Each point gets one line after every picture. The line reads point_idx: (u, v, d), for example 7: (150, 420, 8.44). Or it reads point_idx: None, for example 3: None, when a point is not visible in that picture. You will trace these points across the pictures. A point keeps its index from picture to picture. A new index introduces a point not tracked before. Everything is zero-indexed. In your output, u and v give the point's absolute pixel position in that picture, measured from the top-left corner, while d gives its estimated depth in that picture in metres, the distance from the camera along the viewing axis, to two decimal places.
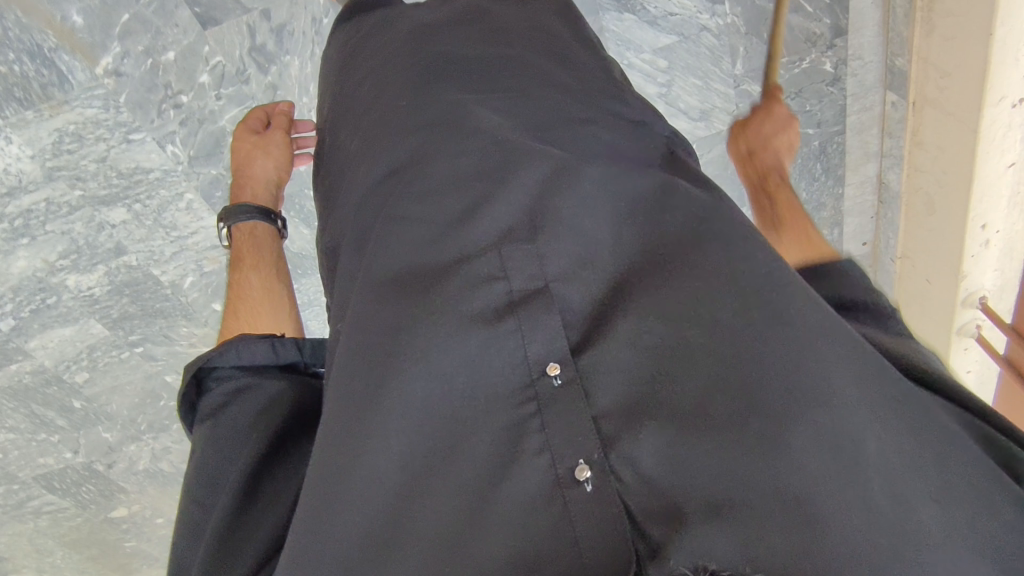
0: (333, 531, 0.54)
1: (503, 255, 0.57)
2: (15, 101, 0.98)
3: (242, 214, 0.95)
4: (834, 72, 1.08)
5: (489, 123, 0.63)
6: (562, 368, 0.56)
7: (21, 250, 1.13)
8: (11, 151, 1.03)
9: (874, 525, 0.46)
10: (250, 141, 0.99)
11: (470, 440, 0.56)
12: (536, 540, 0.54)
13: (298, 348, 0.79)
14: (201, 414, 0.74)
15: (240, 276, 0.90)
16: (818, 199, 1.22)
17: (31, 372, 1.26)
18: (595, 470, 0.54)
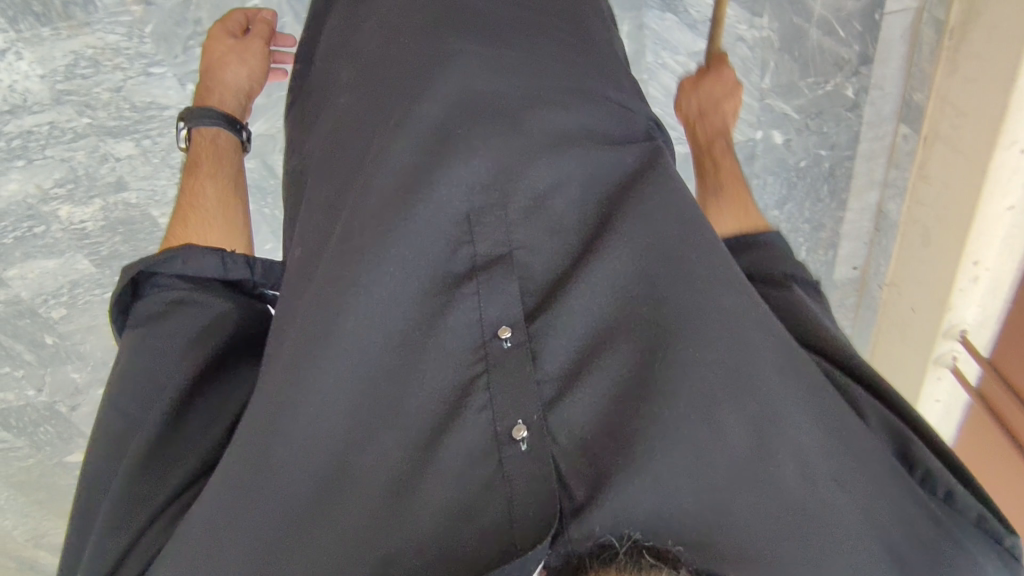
0: (287, 474, 0.62)
1: (472, 220, 0.66)
2: (32, 15, 0.94)
3: (205, 118, 0.89)
4: (854, 98, 1.11)
5: (488, 88, 0.71)
6: (513, 332, 0.63)
7: (15, 172, 1.09)
8: (19, 68, 0.99)
9: (785, 501, 0.57)
10: (227, 45, 0.93)
11: (421, 390, 0.62)
12: (466, 490, 0.59)
13: (250, 268, 0.79)
14: (134, 320, 0.74)
15: (194, 183, 0.85)
16: (818, 220, 1.27)
17: (5, 302, 1.22)
18: (533, 430, 0.59)
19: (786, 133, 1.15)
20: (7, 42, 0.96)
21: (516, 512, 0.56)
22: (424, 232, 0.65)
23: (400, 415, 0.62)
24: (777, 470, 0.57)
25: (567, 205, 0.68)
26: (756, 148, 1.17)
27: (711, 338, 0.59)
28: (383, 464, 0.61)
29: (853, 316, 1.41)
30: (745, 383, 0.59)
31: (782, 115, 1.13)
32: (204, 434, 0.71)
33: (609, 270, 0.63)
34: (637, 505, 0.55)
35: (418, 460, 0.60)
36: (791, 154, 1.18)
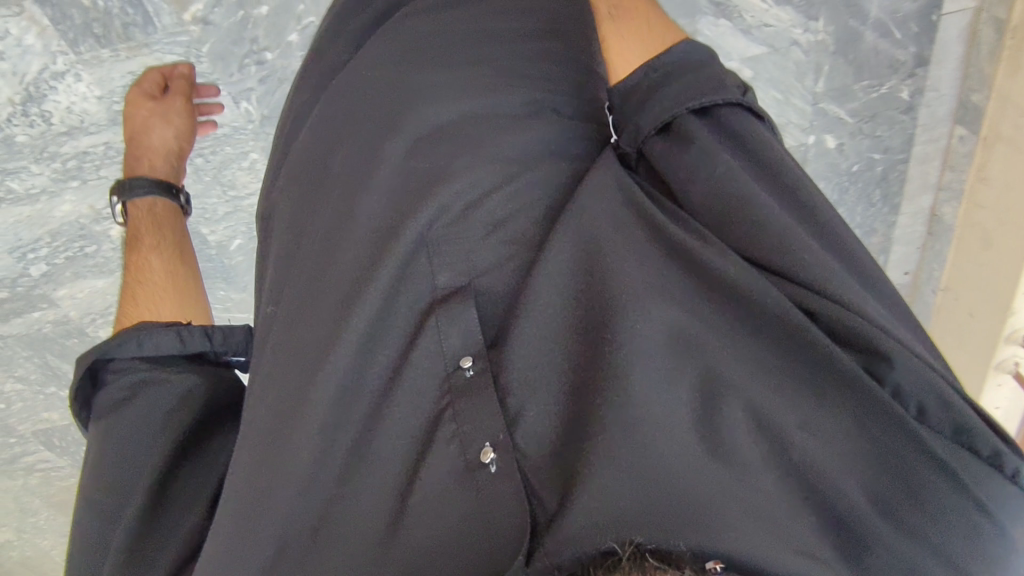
0: (272, 504, 0.63)
1: (428, 244, 0.65)
2: (92, 37, 0.95)
3: (138, 189, 0.95)
4: (909, 100, 1.10)
5: (443, 123, 0.69)
6: (474, 359, 0.63)
7: (69, 193, 1.09)
8: (78, 90, 0.99)
9: (766, 507, 0.54)
10: (146, 108, 0.96)
11: (388, 425, 0.63)
12: (443, 528, 0.60)
13: (207, 338, 0.78)
14: (99, 407, 0.74)
15: (138, 259, 0.90)
16: (869, 225, 1.25)
17: (53, 322, 1.22)
18: (499, 453, 0.60)
19: (840, 137, 1.14)
20: (67, 65, 0.97)
21: (492, 525, 0.58)
22: (389, 275, 0.64)
23: (373, 456, 0.63)
24: (733, 449, 0.55)
25: (526, 228, 0.65)
26: (809, 154, 1.15)
27: (646, 323, 0.57)
28: (365, 500, 0.62)
29: None
30: (676, 371, 0.57)
31: (837, 119, 1.11)
32: (184, 503, 0.72)
33: (554, 285, 0.61)
34: (612, 497, 0.55)
35: (398, 497, 0.61)
36: (844, 159, 1.16)
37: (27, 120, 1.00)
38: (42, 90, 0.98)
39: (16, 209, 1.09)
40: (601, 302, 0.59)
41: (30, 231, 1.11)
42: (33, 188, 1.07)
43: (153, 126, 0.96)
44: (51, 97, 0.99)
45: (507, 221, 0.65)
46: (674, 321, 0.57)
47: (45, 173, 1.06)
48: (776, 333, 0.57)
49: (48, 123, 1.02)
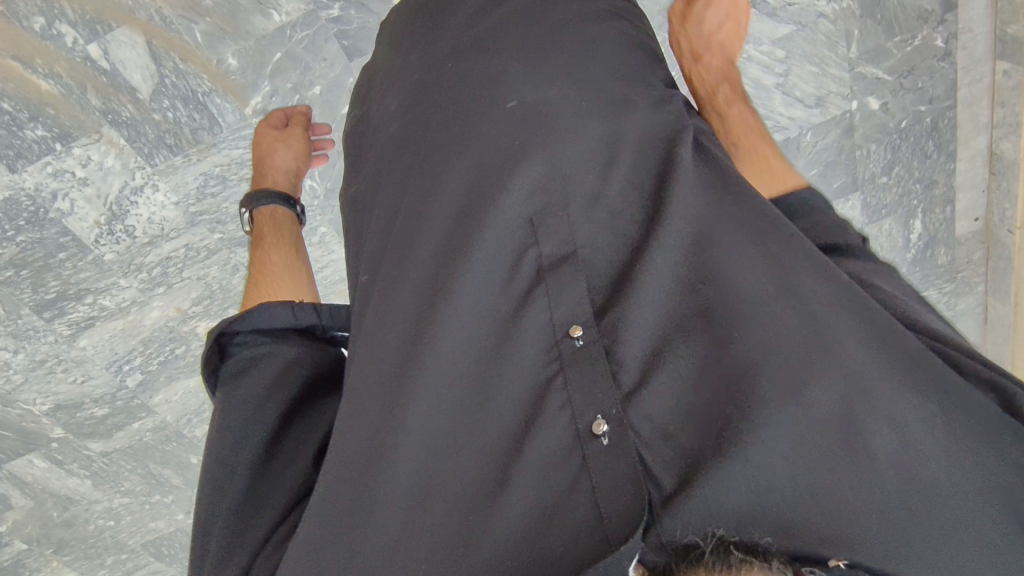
0: (368, 499, 0.52)
1: (535, 224, 0.56)
2: (166, 147, 1.01)
3: (263, 199, 0.85)
4: (944, 46, 1.13)
5: (533, 98, 0.60)
6: (585, 329, 0.52)
7: (157, 300, 1.12)
8: (157, 200, 1.05)
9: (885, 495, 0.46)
10: (271, 135, 0.93)
11: (497, 397, 0.52)
12: (552, 488, 0.48)
13: (316, 312, 0.69)
14: (220, 381, 0.63)
15: (260, 253, 0.79)
16: (930, 177, 1.23)
17: (152, 430, 1.23)
18: (614, 424, 0.49)
19: (882, 97, 1.15)
20: (145, 178, 1.03)
21: (602, 495, 0.47)
22: (486, 249, 0.56)
23: (475, 428, 0.52)
24: (874, 451, 0.46)
25: (621, 200, 0.56)
26: (855, 120, 1.16)
27: (770, 314, 0.50)
28: (462, 478, 0.51)
29: (984, 271, 1.33)
30: (818, 367, 0.48)
31: (876, 79, 1.14)
32: (288, 469, 0.60)
33: (666, 259, 0.53)
34: (729, 503, 0.45)
35: (502, 460, 0.50)
36: (891, 116, 1.17)
37: (113, 238, 1.06)
38: (124, 206, 1.04)
39: (109, 324, 1.13)
40: (714, 280, 0.51)
41: (124, 344, 1.15)
42: (123, 301, 1.12)
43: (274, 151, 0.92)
44: (133, 212, 1.05)
45: (604, 186, 0.57)
46: (803, 315, 0.50)
47: (133, 285, 1.11)
48: (901, 333, 0.49)
49: (133, 237, 1.07)
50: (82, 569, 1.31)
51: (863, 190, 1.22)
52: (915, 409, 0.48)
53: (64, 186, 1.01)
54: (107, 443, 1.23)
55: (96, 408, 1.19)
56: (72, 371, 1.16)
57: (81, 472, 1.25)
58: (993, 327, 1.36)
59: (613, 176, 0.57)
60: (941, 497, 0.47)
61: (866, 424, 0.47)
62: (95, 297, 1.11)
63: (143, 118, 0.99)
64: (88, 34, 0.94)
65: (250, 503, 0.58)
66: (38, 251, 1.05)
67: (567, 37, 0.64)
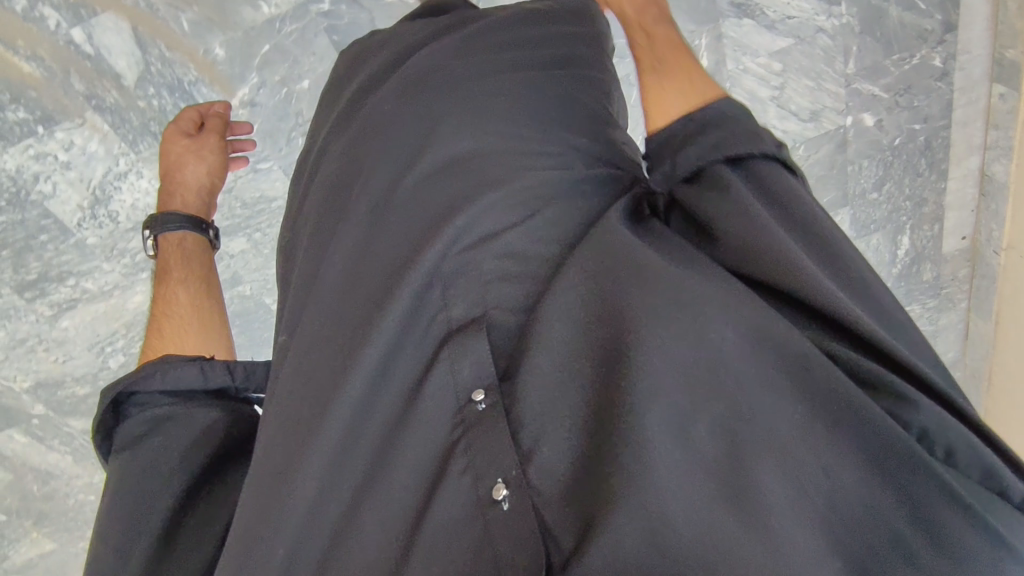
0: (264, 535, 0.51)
1: (446, 282, 0.57)
2: (151, 135, 1.00)
3: (170, 224, 0.88)
4: (942, 67, 1.12)
5: (463, 153, 0.61)
6: (487, 392, 0.52)
7: (140, 285, 1.12)
8: (140, 186, 1.04)
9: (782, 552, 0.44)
10: (182, 144, 0.93)
11: (407, 460, 0.52)
12: (458, 556, 0.48)
13: (229, 372, 0.70)
14: (120, 444, 0.65)
15: (166, 290, 0.83)
16: (920, 195, 1.23)
17: None
18: (513, 488, 0.48)
19: (877, 114, 1.14)
20: (129, 164, 1.02)
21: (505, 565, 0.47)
22: (404, 305, 0.55)
23: (385, 487, 0.52)
24: (770, 498, 0.45)
25: (543, 254, 0.57)
26: (849, 135, 1.16)
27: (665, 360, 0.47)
28: (366, 535, 0.51)
29: (967, 288, 1.33)
30: (716, 408, 0.46)
31: (871, 97, 1.13)
32: (189, 550, 0.62)
33: (565, 304, 0.52)
34: (625, 552, 0.44)
35: (410, 525, 0.50)
36: (884, 134, 1.16)
37: (96, 223, 1.05)
38: (108, 191, 1.03)
39: (91, 308, 1.13)
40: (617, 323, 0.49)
41: (106, 326, 1.15)
42: (106, 285, 1.11)
43: (185, 163, 0.93)
44: (117, 197, 1.04)
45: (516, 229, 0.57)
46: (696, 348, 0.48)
47: (116, 270, 1.10)
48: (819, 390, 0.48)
49: (116, 222, 1.06)
50: (61, 541, 1.32)
51: (853, 205, 1.22)
52: (820, 449, 0.46)
53: (47, 169, 1.00)
54: (87, 422, 1.23)
55: (77, 388, 1.19)
56: (53, 350, 1.15)
57: (62, 449, 1.25)
58: (972, 342, 1.36)
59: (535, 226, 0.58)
60: (845, 544, 0.45)
61: (766, 478, 0.45)
62: (77, 280, 1.10)
63: (128, 105, 0.97)
64: (73, 17, 0.92)
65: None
66: (19, 233, 1.04)
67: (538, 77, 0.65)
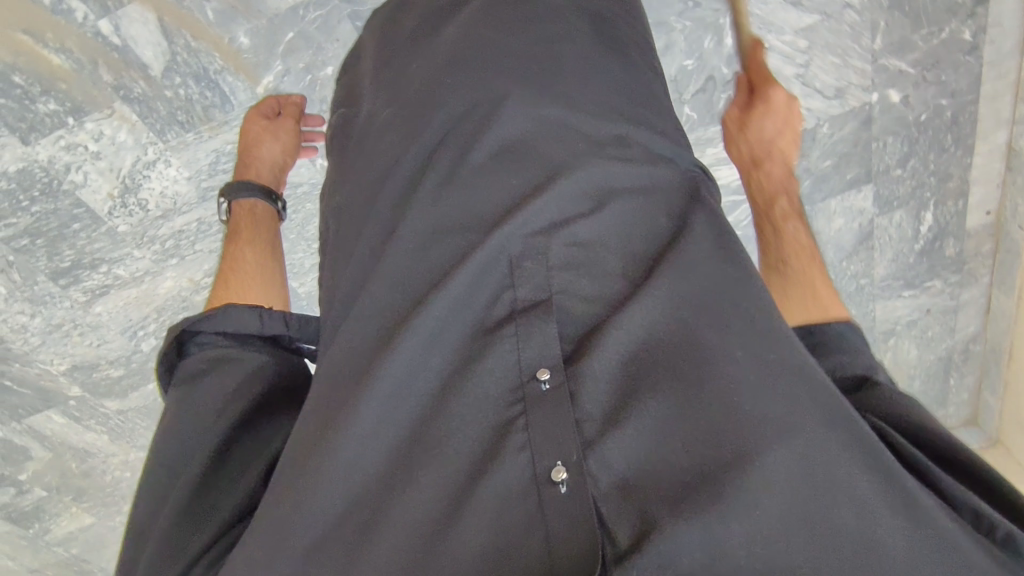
0: (304, 501, 0.51)
1: (516, 264, 0.57)
2: (178, 124, 1.01)
3: (243, 190, 0.86)
4: (971, 40, 1.10)
5: (520, 133, 0.63)
6: (552, 372, 0.52)
7: (170, 271, 1.14)
8: (169, 174, 1.05)
9: (844, 551, 0.44)
10: (260, 124, 0.93)
11: (462, 435, 0.51)
12: (507, 534, 0.47)
13: (285, 322, 0.71)
14: (176, 381, 0.66)
15: (233, 250, 0.80)
16: (945, 170, 1.21)
17: None
18: (574, 472, 0.48)
19: (903, 89, 1.13)
20: (157, 153, 1.03)
21: (556, 544, 0.45)
22: (467, 274, 0.56)
23: (437, 462, 0.50)
24: (831, 512, 0.45)
25: (613, 240, 0.58)
26: (873, 111, 1.15)
27: (735, 370, 0.49)
28: (410, 512, 0.49)
29: (991, 263, 1.32)
30: (785, 422, 0.47)
31: (898, 72, 1.11)
32: (233, 486, 0.61)
33: (640, 310, 0.53)
34: (680, 559, 0.44)
35: (457, 499, 0.49)
36: (911, 110, 1.15)
37: (127, 211, 1.07)
38: (137, 180, 1.05)
39: (124, 293, 1.15)
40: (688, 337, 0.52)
41: (138, 311, 1.17)
42: (138, 271, 1.14)
43: (261, 141, 0.92)
44: (146, 185, 1.06)
45: (593, 214, 0.59)
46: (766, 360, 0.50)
47: (147, 256, 1.12)
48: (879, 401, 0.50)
49: (146, 210, 1.08)
50: (99, 515, 1.37)
51: (877, 181, 1.22)
52: (873, 471, 0.46)
53: (78, 159, 1.02)
54: (122, 403, 1.27)
55: (112, 370, 1.23)
56: (88, 334, 1.19)
57: (98, 428, 1.29)
58: (994, 317, 1.36)
59: (600, 207, 0.59)
60: (907, 542, 0.45)
61: (830, 481, 0.46)
62: (110, 267, 1.12)
63: (155, 95, 0.98)
64: (99, 9, 0.92)
65: (187, 516, 0.58)
66: (53, 222, 1.06)
67: (570, 67, 0.67)
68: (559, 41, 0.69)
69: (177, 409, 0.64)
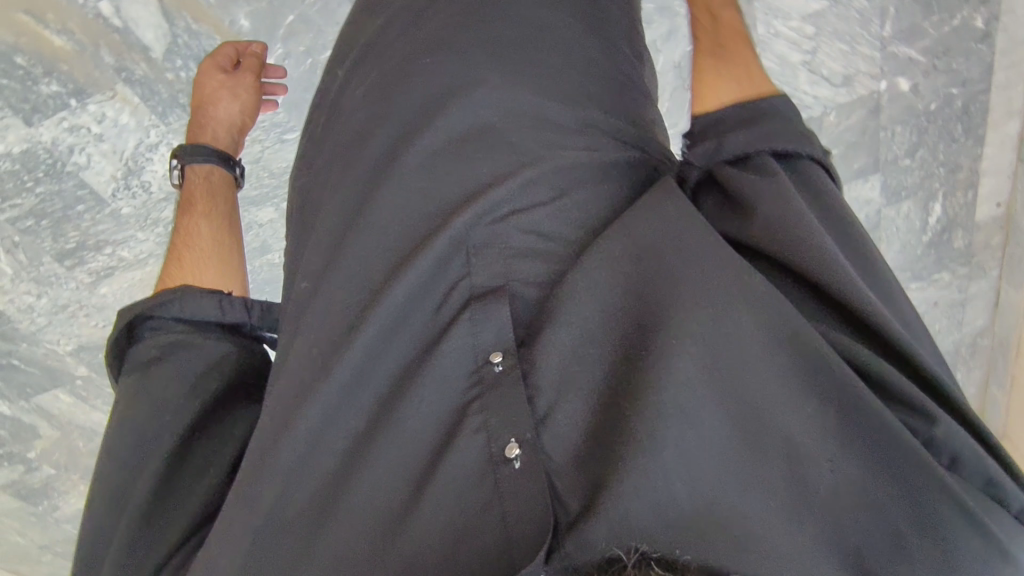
0: (273, 481, 0.54)
1: (470, 252, 0.57)
2: (179, 107, 1.01)
3: (199, 155, 0.88)
4: (983, 28, 1.07)
5: (484, 121, 0.62)
6: (504, 355, 0.53)
7: None
8: (171, 157, 1.05)
9: (785, 503, 0.46)
10: (219, 78, 0.92)
11: (416, 419, 0.53)
12: (464, 513, 0.50)
13: (244, 309, 0.72)
14: (128, 365, 0.68)
15: (189, 222, 0.81)
16: (955, 161, 1.19)
17: None
18: (526, 448, 0.50)
19: (912, 78, 1.11)
20: (159, 136, 1.03)
21: (511, 518, 0.49)
22: (426, 263, 0.56)
23: (395, 447, 0.53)
24: (778, 467, 0.46)
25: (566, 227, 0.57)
26: (881, 100, 1.13)
27: (684, 326, 0.49)
28: (376, 494, 0.52)
29: (1001, 256, 1.28)
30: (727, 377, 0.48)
31: (907, 60, 1.10)
32: (200, 475, 0.64)
33: (591, 276, 0.53)
34: (628, 519, 0.45)
35: (416, 482, 0.51)
36: (920, 98, 1.13)
37: (130, 193, 1.08)
38: (140, 163, 1.05)
39: (127, 276, 1.15)
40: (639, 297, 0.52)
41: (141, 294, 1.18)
42: (141, 254, 1.13)
43: (220, 98, 0.92)
44: (149, 168, 1.06)
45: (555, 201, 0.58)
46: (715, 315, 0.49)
47: (151, 239, 1.12)
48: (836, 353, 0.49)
49: (149, 192, 1.08)
50: None
51: (885, 171, 1.20)
52: (821, 425, 0.47)
53: (81, 141, 1.02)
54: None
55: None
56: (93, 316, 1.19)
57: (102, 409, 1.30)
58: (1003, 313, 1.31)
59: (563, 195, 0.58)
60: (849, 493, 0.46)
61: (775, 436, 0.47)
62: (114, 249, 1.13)
63: (157, 77, 0.99)
64: None
65: (150, 513, 0.61)
66: (57, 203, 1.07)
67: (562, 52, 0.67)
68: (543, 20, 0.68)
69: (133, 397, 0.66)
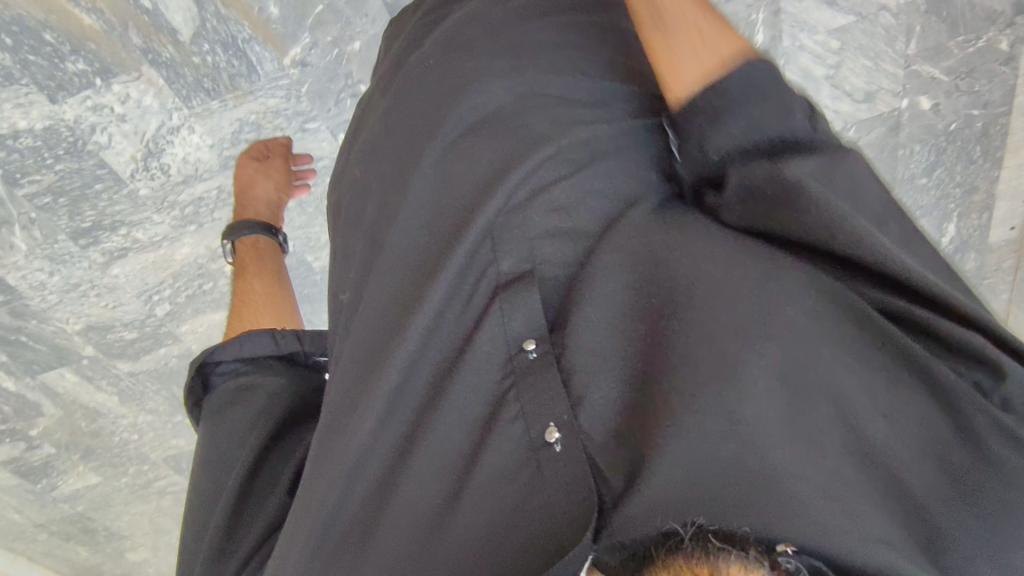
0: (331, 478, 0.56)
1: (492, 233, 0.57)
2: (204, 91, 1.01)
3: (245, 230, 1.00)
4: (1008, 51, 1.06)
5: (497, 105, 0.62)
6: (538, 342, 0.53)
7: (188, 237, 1.16)
8: (192, 141, 1.06)
9: (836, 469, 0.44)
10: (251, 166, 1.03)
11: (462, 407, 0.54)
12: (507, 503, 0.50)
13: (298, 340, 0.81)
14: (206, 408, 0.76)
15: (245, 284, 0.97)
16: (970, 183, 1.19)
17: (178, 355, 1.29)
18: (566, 432, 0.49)
19: (934, 97, 1.11)
20: (182, 119, 1.04)
21: (551, 505, 0.48)
22: (458, 259, 0.57)
23: (440, 435, 0.54)
24: (823, 430, 0.44)
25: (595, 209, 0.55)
26: (900, 118, 1.14)
27: (712, 289, 0.48)
28: (424, 486, 0.53)
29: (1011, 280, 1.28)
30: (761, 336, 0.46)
31: (930, 79, 1.09)
32: (265, 494, 0.68)
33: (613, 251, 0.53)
34: (671, 488, 0.44)
35: (462, 474, 0.52)
36: (941, 119, 1.13)
37: (148, 174, 1.08)
38: (160, 145, 1.06)
39: (142, 257, 1.17)
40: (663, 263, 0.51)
41: (155, 275, 1.19)
42: (156, 236, 1.15)
43: (257, 181, 1.03)
44: (169, 151, 1.06)
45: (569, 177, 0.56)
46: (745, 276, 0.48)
47: (166, 221, 1.14)
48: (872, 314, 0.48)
49: (168, 175, 1.09)
50: (105, 474, 1.41)
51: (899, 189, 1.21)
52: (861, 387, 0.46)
53: (102, 121, 1.02)
54: (134, 365, 1.29)
55: (126, 332, 1.25)
56: (104, 296, 1.20)
57: (109, 389, 1.31)
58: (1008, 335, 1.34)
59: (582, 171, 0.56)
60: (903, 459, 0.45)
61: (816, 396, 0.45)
62: (129, 230, 1.14)
63: (183, 60, 0.99)
64: None
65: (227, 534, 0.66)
66: (75, 181, 1.07)
67: (602, 46, 0.66)
68: (563, 17, 0.69)
69: (209, 438, 0.72)
